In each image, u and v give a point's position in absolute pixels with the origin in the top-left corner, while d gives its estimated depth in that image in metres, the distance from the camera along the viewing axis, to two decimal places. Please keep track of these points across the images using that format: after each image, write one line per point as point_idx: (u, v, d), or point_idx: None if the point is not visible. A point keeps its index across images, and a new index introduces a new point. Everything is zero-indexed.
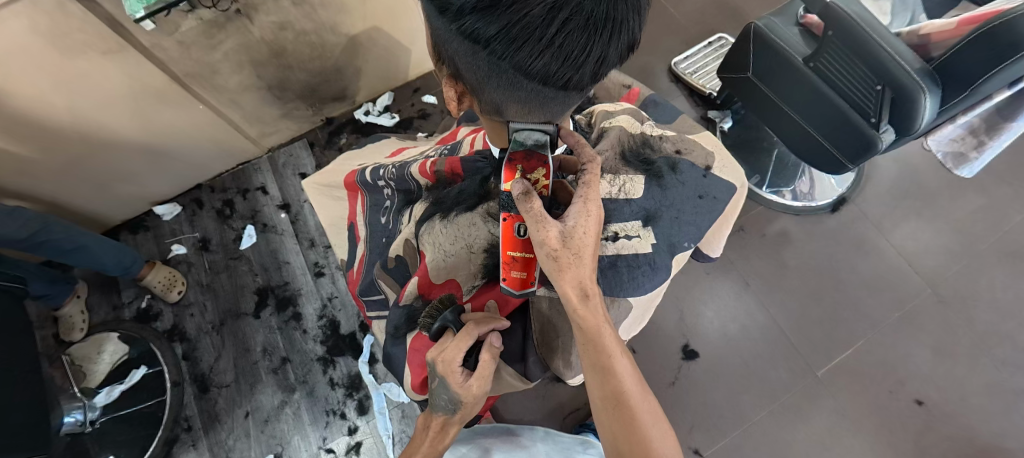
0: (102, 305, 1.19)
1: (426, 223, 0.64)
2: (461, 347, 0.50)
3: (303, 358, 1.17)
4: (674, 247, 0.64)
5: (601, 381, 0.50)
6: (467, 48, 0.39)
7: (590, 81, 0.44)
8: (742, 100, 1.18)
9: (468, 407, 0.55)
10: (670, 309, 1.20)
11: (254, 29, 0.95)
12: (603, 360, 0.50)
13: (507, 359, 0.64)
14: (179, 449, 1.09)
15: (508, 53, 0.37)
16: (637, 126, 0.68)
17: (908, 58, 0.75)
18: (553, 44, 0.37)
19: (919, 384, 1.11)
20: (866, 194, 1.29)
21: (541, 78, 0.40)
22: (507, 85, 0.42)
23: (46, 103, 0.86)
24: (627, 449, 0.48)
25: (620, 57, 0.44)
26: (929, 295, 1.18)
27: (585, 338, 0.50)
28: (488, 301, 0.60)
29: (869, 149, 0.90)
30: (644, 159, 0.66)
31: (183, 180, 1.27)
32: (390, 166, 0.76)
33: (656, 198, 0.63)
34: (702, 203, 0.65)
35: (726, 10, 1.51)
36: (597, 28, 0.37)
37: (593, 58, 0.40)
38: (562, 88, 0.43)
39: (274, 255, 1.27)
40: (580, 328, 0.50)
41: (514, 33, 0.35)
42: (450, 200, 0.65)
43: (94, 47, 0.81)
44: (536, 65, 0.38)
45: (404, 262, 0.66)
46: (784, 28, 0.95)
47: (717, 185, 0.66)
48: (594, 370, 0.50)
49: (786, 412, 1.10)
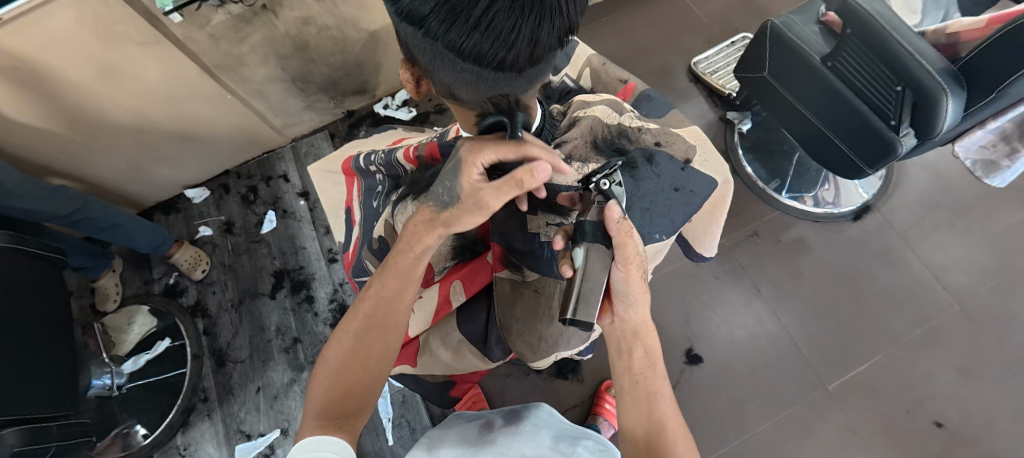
0: (135, 280, 1.28)
1: (400, 203, 0.69)
2: (502, 153, 0.46)
3: (312, 340, 1.22)
4: (643, 238, 0.64)
5: (648, 408, 0.50)
6: (410, 29, 0.41)
7: (530, 65, 0.43)
8: (761, 103, 1.15)
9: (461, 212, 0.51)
10: (676, 311, 1.18)
11: (279, 23, 1.00)
12: (653, 387, 0.51)
13: (470, 339, 0.70)
14: (195, 418, 1.16)
15: (441, 33, 0.39)
16: (615, 116, 0.67)
17: (929, 57, 0.71)
18: (481, 26, 0.38)
19: (941, 405, 1.05)
20: (891, 203, 1.23)
21: (474, 60, 0.41)
22: (450, 68, 0.43)
23: (89, 90, 0.94)
24: None
25: (560, 40, 0.43)
26: (957, 313, 1.11)
27: (644, 364, 0.52)
28: (454, 282, 0.66)
29: (889, 155, 0.85)
30: (617, 148, 0.65)
31: (211, 166, 1.35)
32: (381, 151, 0.78)
33: (628, 190, 0.63)
34: (677, 196, 0.65)
35: (752, 10, 1.48)
36: (524, 11, 0.38)
37: (525, 40, 0.40)
38: (499, 72, 0.43)
39: (291, 240, 1.33)
40: (644, 353, 0.52)
41: (441, 13, 0.37)
42: (425, 183, 0.68)
43: (133, 38, 0.87)
44: (468, 46, 0.39)
45: (386, 242, 0.71)
46: (803, 26, 0.92)
47: (696, 179, 0.66)
48: (639, 396, 0.51)
49: (791, 423, 1.06)
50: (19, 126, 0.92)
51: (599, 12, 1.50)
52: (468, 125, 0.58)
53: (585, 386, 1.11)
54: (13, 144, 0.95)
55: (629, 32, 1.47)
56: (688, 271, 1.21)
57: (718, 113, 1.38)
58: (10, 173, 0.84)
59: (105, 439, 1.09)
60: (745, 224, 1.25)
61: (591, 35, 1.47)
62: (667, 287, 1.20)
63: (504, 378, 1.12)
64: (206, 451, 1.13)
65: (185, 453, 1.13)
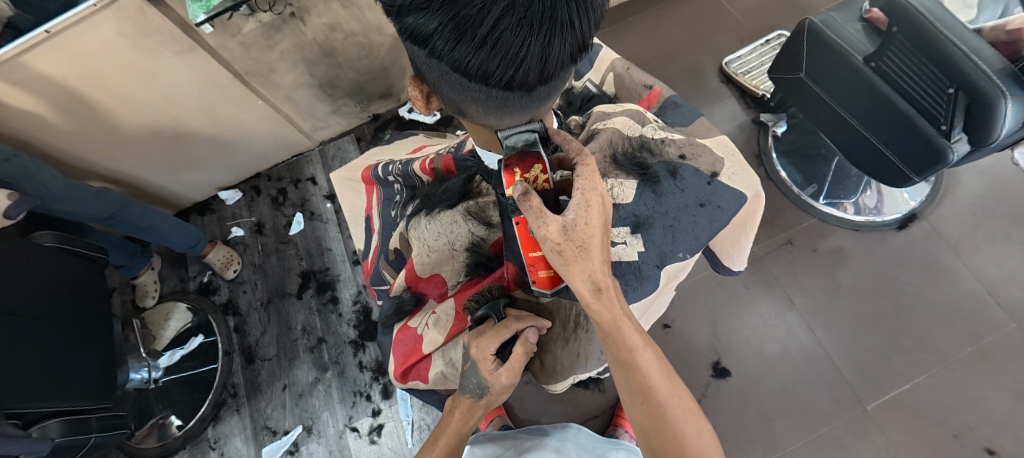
0: (172, 277, 1.34)
1: (412, 218, 0.68)
2: (503, 338, 0.52)
3: (336, 340, 1.25)
4: (666, 256, 0.61)
5: (626, 375, 0.49)
6: (416, 48, 0.41)
7: (541, 83, 0.42)
8: (796, 105, 1.09)
9: (495, 395, 0.55)
10: (703, 322, 1.13)
11: (307, 30, 1.02)
12: (625, 354, 0.49)
13: None
14: (225, 412, 1.20)
15: (445, 51, 0.38)
16: (636, 128, 0.66)
17: (986, 58, 0.66)
18: (487, 44, 0.37)
19: (990, 431, 0.98)
20: (940, 211, 1.15)
21: (480, 80, 0.40)
22: (455, 86, 0.43)
23: (130, 99, 0.98)
24: (660, 446, 0.47)
25: (572, 58, 0.42)
26: (1014, 331, 1.03)
27: (604, 333, 0.49)
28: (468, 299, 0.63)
29: (940, 162, 0.79)
30: (639, 162, 0.63)
31: (244, 169, 1.39)
32: (398, 161, 0.79)
33: (649, 205, 0.61)
34: (702, 212, 0.61)
35: (789, 6, 1.41)
36: (532, 28, 0.37)
37: (535, 58, 0.39)
38: (506, 91, 0.42)
39: (318, 241, 1.36)
40: (600, 322, 0.49)
41: (448, 32, 0.37)
42: (437, 196, 0.68)
43: (169, 47, 0.91)
44: (473, 65, 0.39)
45: (401, 254, 0.71)
46: (844, 24, 0.86)
47: (722, 194, 0.63)
48: (616, 365, 0.50)
49: (825, 444, 1.01)
50: (64, 133, 0.98)
51: (627, 11, 1.46)
52: (482, 139, 0.55)
53: (606, 397, 1.08)
54: (61, 150, 1.01)
55: (657, 31, 1.43)
56: (716, 280, 1.16)
57: (751, 116, 1.32)
58: (56, 179, 0.90)
59: (143, 428, 1.17)
60: (779, 232, 1.18)
61: (618, 35, 1.44)
62: (694, 296, 1.15)
63: (523, 385, 1.10)
64: (235, 445, 1.17)
65: (215, 446, 1.17)
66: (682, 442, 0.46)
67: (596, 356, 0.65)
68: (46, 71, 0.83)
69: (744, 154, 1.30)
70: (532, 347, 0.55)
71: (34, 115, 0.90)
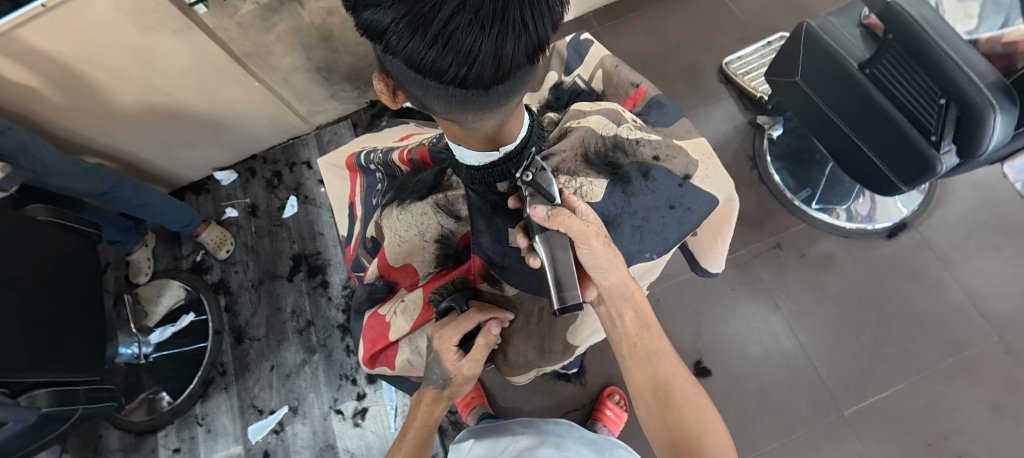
0: (165, 255, 1.35)
1: (386, 208, 0.69)
2: (465, 330, 0.53)
3: (325, 323, 1.26)
4: (632, 258, 0.63)
5: (653, 370, 0.55)
6: (374, 43, 0.42)
7: (497, 83, 0.42)
8: (792, 109, 1.09)
9: (458, 386, 0.58)
10: (687, 321, 1.14)
11: (304, 13, 1.01)
12: (654, 349, 0.56)
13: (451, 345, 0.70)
14: (213, 390, 1.22)
15: (400, 47, 0.39)
16: (610, 127, 0.65)
17: (980, 70, 0.65)
18: (439, 42, 0.37)
19: (965, 441, 0.99)
20: (930, 221, 1.15)
21: (435, 76, 0.40)
22: (415, 82, 0.43)
23: (125, 76, 0.98)
24: (681, 436, 0.52)
25: (529, 58, 0.42)
26: (996, 344, 1.04)
27: (639, 327, 0.56)
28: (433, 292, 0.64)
29: (928, 171, 0.79)
30: (610, 162, 0.64)
31: (240, 150, 1.40)
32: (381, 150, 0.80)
33: (619, 204, 0.61)
34: (672, 213, 0.62)
35: (793, 8, 1.40)
36: (484, 27, 0.37)
37: (489, 57, 0.39)
38: (463, 88, 0.42)
39: (310, 225, 1.37)
40: (638, 315, 0.56)
41: (400, 28, 0.37)
42: (410, 187, 0.69)
43: (165, 26, 0.90)
44: (427, 62, 0.39)
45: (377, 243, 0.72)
46: (842, 29, 0.86)
47: (694, 196, 0.63)
48: (643, 360, 0.55)
49: (801, 446, 1.02)
50: (58, 108, 0.98)
51: (629, 7, 1.45)
52: (451, 132, 0.54)
53: (587, 390, 1.09)
54: (56, 125, 1.01)
55: (659, 28, 1.41)
56: (703, 281, 1.17)
57: (748, 117, 1.31)
58: (49, 152, 0.90)
59: (132, 402, 1.19)
60: (768, 235, 1.19)
61: (618, 31, 1.43)
62: (680, 295, 1.16)
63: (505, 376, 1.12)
64: (222, 422, 1.19)
65: (203, 422, 1.19)
66: (702, 432, 0.52)
67: (560, 350, 0.65)
68: (40, 45, 0.83)
69: (738, 157, 1.29)
70: (495, 340, 0.56)
71: (28, 88, 0.90)
